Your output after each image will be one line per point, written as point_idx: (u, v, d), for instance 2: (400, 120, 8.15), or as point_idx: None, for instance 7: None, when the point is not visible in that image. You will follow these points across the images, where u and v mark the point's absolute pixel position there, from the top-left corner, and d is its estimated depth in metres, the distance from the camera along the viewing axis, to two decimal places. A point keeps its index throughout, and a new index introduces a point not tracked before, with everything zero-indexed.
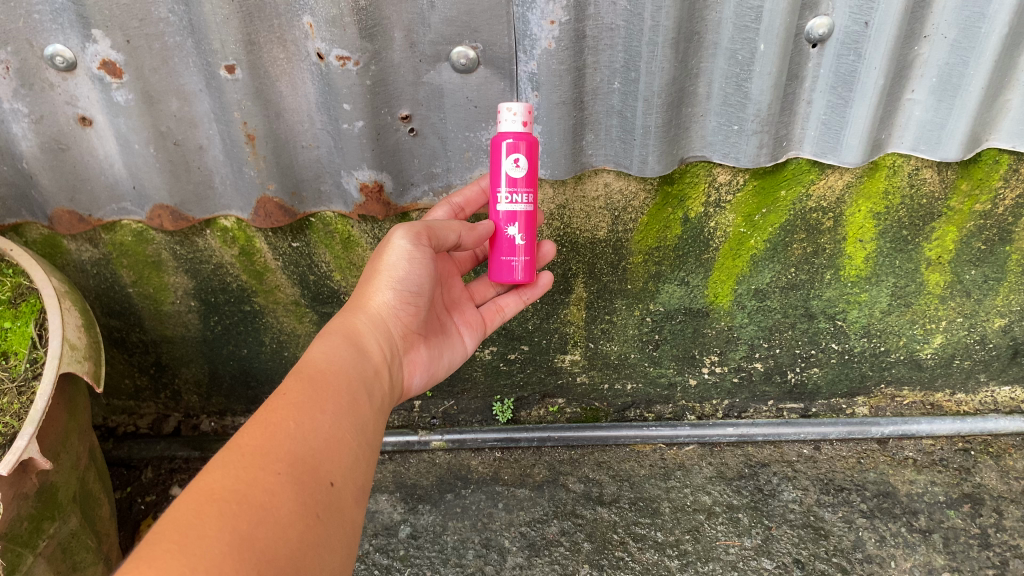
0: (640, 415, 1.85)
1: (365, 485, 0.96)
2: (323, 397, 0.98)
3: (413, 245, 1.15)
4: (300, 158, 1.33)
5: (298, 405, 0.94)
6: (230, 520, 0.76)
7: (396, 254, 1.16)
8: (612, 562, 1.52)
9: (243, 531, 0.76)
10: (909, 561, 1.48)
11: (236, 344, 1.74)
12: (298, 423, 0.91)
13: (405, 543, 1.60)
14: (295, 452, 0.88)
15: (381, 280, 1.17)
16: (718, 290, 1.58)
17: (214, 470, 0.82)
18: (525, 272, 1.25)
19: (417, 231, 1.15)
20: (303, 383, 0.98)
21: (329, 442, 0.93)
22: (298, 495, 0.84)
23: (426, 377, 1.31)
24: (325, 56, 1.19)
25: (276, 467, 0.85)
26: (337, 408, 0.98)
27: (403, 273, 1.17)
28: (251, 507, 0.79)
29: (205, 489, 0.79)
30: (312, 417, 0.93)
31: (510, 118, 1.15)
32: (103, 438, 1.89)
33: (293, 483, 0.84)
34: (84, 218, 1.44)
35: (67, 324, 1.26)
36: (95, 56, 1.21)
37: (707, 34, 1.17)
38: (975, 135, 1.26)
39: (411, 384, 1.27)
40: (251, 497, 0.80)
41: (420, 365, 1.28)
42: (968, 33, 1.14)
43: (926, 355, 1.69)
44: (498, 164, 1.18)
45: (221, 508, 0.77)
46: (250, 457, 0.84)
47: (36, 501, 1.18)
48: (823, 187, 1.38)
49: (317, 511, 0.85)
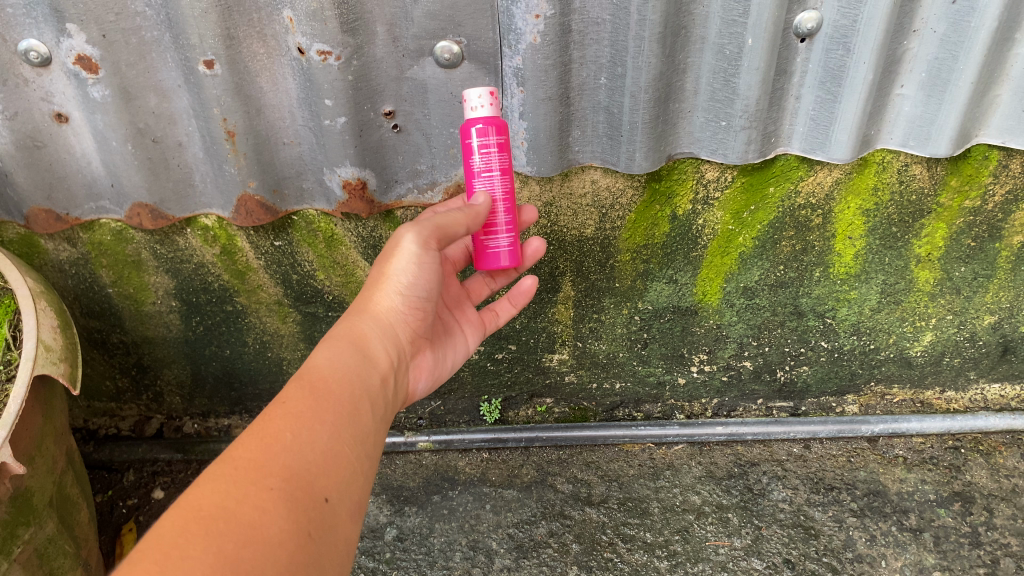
0: (629, 415, 1.83)
1: (362, 500, 0.94)
2: (324, 407, 0.95)
3: (421, 249, 1.10)
4: (282, 154, 1.31)
5: (297, 415, 0.91)
6: (216, 539, 0.74)
7: (405, 259, 1.11)
8: (600, 564, 1.50)
9: (229, 551, 0.74)
10: (899, 561, 1.47)
11: (219, 345, 1.72)
12: (295, 435, 0.89)
13: (391, 546, 1.58)
14: (290, 467, 0.85)
15: (389, 285, 1.13)
16: (707, 288, 1.57)
17: (205, 483, 0.80)
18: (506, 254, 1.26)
19: (426, 234, 1.10)
20: (305, 392, 0.95)
21: (326, 456, 0.90)
22: (290, 512, 0.81)
23: (431, 381, 1.29)
24: (306, 50, 1.16)
25: (269, 482, 0.82)
26: (338, 419, 0.95)
27: (412, 279, 1.13)
28: (239, 526, 0.76)
29: (193, 504, 0.77)
30: (312, 429, 0.91)
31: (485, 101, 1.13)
32: (84, 441, 1.86)
33: (286, 499, 0.82)
34: (61, 216, 1.41)
35: (41, 326, 1.24)
36: (70, 51, 1.18)
37: (694, 28, 1.15)
38: (966, 130, 1.24)
39: (416, 389, 1.24)
40: (239, 514, 0.77)
41: (425, 369, 1.26)
42: (958, 27, 1.13)
43: (916, 353, 1.68)
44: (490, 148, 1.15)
45: (208, 526, 0.75)
46: (243, 470, 0.82)
47: (9, 506, 1.15)
48: (812, 183, 1.37)
49: (310, 529, 0.82)
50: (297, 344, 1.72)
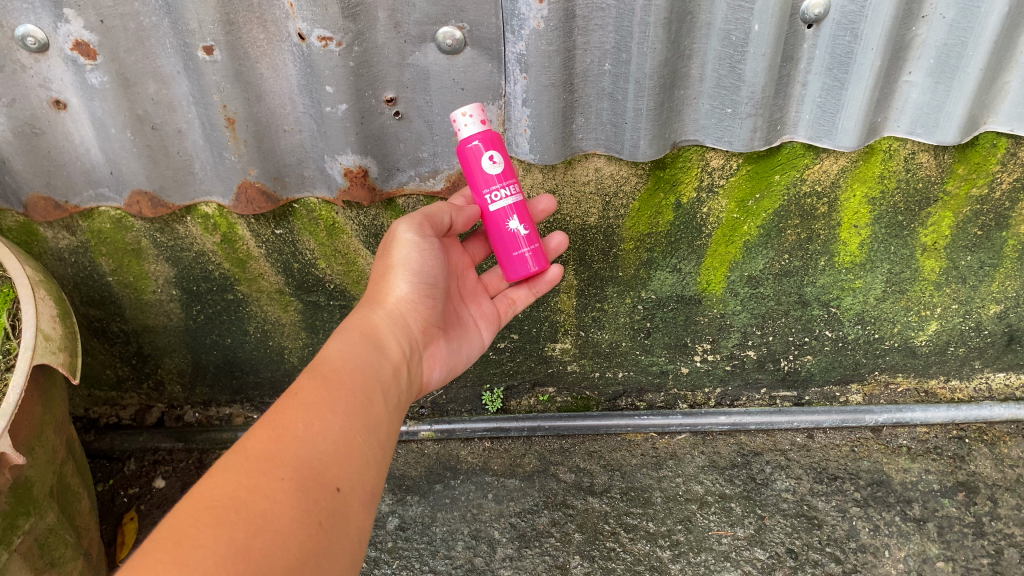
0: (631, 404, 1.83)
1: (375, 489, 0.93)
2: (335, 397, 0.94)
3: (418, 236, 1.15)
4: (282, 142, 1.30)
5: (309, 406, 0.90)
6: (226, 530, 0.74)
7: (405, 249, 1.15)
8: (603, 553, 1.51)
9: (241, 542, 0.74)
10: (903, 551, 1.47)
11: (220, 334, 1.71)
12: (306, 425, 0.88)
13: (393, 535, 1.58)
14: (301, 457, 0.84)
15: (395, 275, 1.15)
16: (711, 277, 1.56)
17: (218, 474, 0.80)
18: (536, 261, 1.23)
19: (418, 221, 1.15)
20: (317, 382, 0.94)
21: (338, 446, 0.89)
22: (301, 502, 0.80)
23: (445, 371, 1.28)
24: (306, 37, 1.14)
25: (280, 472, 0.81)
26: (349, 409, 0.94)
27: (418, 268, 1.16)
28: (249, 516, 0.76)
29: (205, 495, 0.77)
30: (323, 419, 0.90)
31: (468, 122, 1.12)
32: (85, 430, 1.86)
33: (297, 490, 0.81)
34: (60, 204, 1.39)
35: (40, 315, 1.23)
36: (68, 37, 1.16)
37: (700, 13, 1.13)
38: (974, 117, 1.23)
39: (431, 379, 1.23)
40: (250, 505, 0.77)
41: (439, 359, 1.25)
42: (968, 12, 1.11)
43: (921, 342, 1.67)
44: (474, 168, 1.15)
45: (220, 516, 0.75)
46: (255, 460, 0.81)
47: (10, 497, 1.15)
48: (818, 171, 1.35)
49: (321, 519, 0.82)
50: (298, 333, 1.71)
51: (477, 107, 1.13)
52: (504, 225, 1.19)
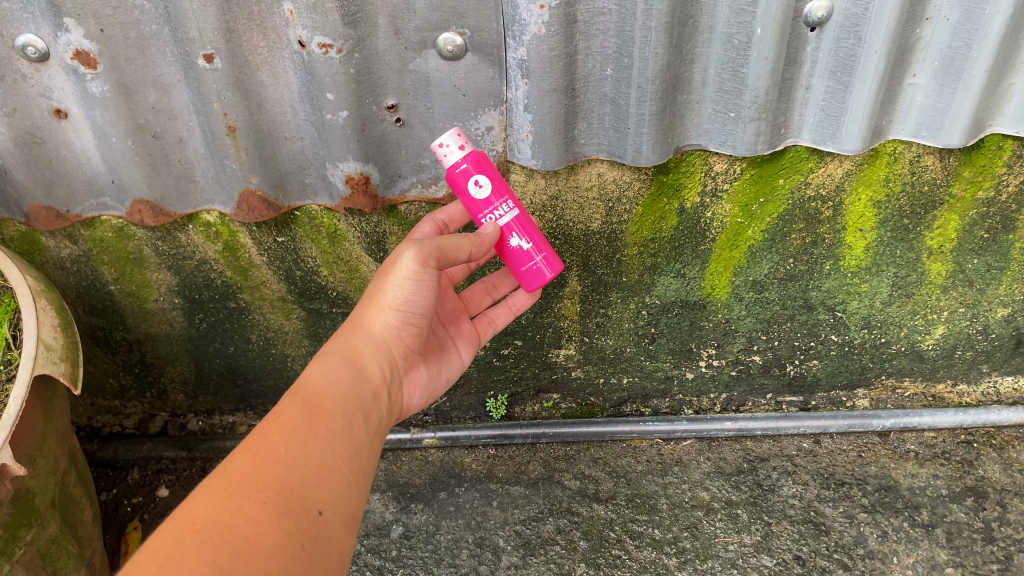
0: (636, 410, 1.81)
1: (357, 512, 0.92)
2: (318, 422, 0.93)
3: (420, 267, 1.09)
4: (284, 150, 1.29)
5: (291, 430, 0.90)
6: (209, 553, 0.74)
7: (402, 276, 1.09)
8: (609, 561, 1.50)
9: (222, 564, 0.74)
10: (911, 557, 1.46)
11: (223, 342, 1.71)
12: (289, 450, 0.88)
13: (397, 543, 1.57)
14: (284, 480, 0.84)
15: (384, 302, 1.11)
16: (715, 282, 1.55)
17: (201, 497, 0.80)
18: (552, 266, 1.21)
19: (428, 252, 1.09)
20: (299, 408, 0.93)
21: (320, 469, 0.89)
22: (284, 525, 0.81)
23: (426, 396, 1.27)
24: (307, 44, 1.13)
25: (263, 496, 0.82)
26: (332, 433, 0.94)
27: (408, 296, 1.11)
28: (231, 539, 0.76)
29: (187, 519, 0.77)
30: (306, 444, 0.90)
31: (449, 150, 1.10)
32: (89, 439, 1.86)
33: (280, 513, 0.81)
34: (62, 214, 1.39)
35: (41, 325, 1.23)
36: (68, 46, 1.15)
37: (702, 17, 1.12)
38: (979, 119, 1.22)
39: (411, 405, 1.23)
40: (233, 527, 0.77)
41: (419, 384, 1.24)
42: (972, 14, 1.10)
43: (928, 346, 1.66)
44: (465, 194, 1.14)
45: (202, 540, 0.75)
46: (238, 483, 0.81)
47: (12, 507, 1.14)
48: (823, 175, 1.34)
49: (304, 542, 0.82)
50: (301, 341, 1.71)
51: (455, 133, 1.10)
52: (508, 243, 1.18)
